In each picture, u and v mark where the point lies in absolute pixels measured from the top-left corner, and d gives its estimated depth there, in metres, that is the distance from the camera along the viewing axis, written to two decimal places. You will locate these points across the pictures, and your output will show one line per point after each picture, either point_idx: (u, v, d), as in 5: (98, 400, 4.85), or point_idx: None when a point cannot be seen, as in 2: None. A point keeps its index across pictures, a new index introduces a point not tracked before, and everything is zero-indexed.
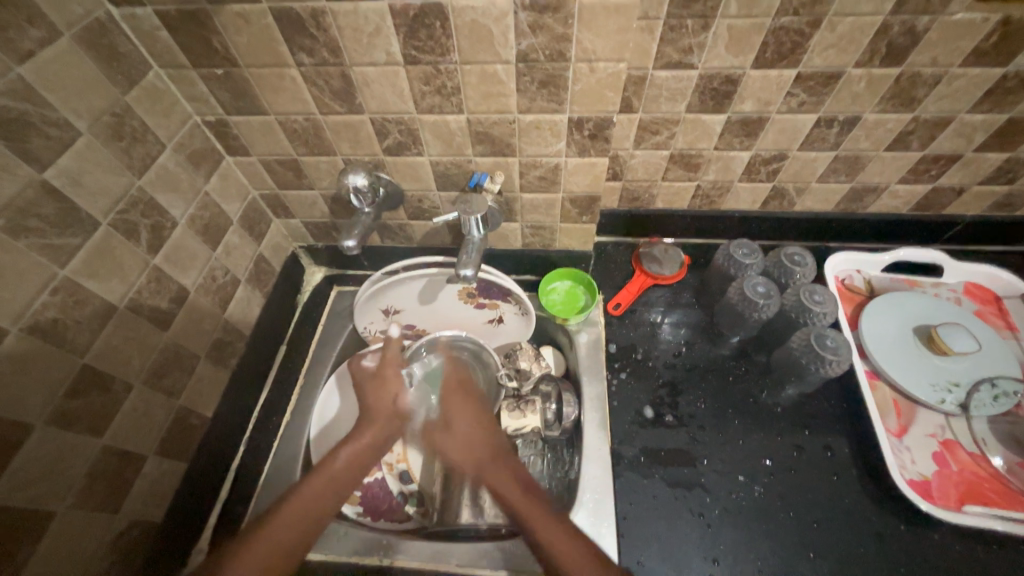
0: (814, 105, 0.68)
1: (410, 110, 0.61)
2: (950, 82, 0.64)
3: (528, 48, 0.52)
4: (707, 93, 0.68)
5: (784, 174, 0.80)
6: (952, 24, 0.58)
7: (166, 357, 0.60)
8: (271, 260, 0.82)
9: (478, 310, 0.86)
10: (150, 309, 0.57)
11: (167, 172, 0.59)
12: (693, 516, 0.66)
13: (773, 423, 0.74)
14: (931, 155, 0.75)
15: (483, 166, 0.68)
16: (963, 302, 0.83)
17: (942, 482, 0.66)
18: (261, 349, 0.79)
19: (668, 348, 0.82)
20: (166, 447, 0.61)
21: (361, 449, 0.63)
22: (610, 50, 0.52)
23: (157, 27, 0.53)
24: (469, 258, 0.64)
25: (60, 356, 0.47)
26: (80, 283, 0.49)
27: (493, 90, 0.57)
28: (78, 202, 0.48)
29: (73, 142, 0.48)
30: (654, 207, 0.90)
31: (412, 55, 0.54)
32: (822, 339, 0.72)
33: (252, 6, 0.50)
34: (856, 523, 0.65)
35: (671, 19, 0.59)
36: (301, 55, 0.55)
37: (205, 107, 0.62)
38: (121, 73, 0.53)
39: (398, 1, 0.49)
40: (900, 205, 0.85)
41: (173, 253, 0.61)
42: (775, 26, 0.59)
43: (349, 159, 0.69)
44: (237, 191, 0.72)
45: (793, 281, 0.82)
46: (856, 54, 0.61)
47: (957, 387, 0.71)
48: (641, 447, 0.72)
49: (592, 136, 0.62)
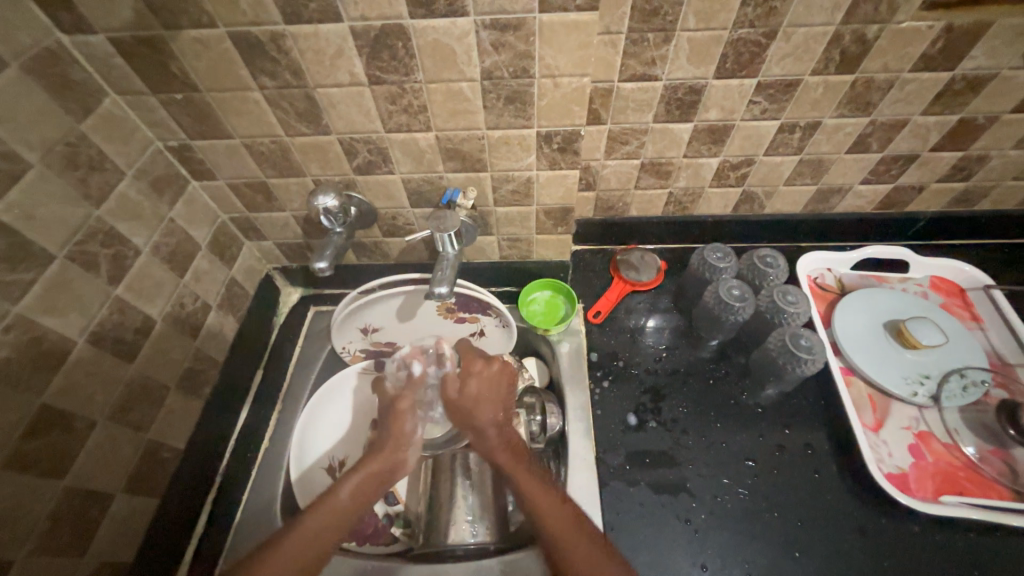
0: (776, 112, 0.70)
1: (378, 129, 0.60)
2: (902, 87, 0.67)
3: (492, 66, 0.53)
4: (673, 102, 0.69)
5: (753, 178, 0.82)
6: (899, 32, 0.60)
7: (133, 389, 0.58)
8: (244, 284, 0.80)
9: (458, 324, 0.85)
10: (114, 342, 0.55)
11: (128, 200, 0.58)
12: (679, 522, 0.66)
13: (754, 423, 0.75)
14: (891, 156, 0.77)
15: (455, 182, 0.68)
16: (930, 296, 0.86)
17: (919, 473, 0.68)
18: (236, 375, 0.77)
19: (649, 354, 0.83)
20: (135, 483, 0.59)
21: (365, 480, 0.63)
22: (573, 66, 0.53)
23: (112, 54, 0.52)
24: (444, 274, 0.63)
25: (14, 396, 0.45)
26: (34, 320, 0.47)
27: (460, 107, 0.57)
28: (31, 236, 0.47)
29: (24, 175, 0.46)
30: (629, 215, 0.90)
31: (376, 75, 0.54)
32: (797, 338, 0.73)
33: (210, 31, 0.49)
34: (838, 519, 0.66)
35: (633, 33, 0.60)
36: (263, 78, 0.54)
37: (167, 133, 0.61)
38: (75, 101, 0.51)
39: (359, 24, 0.49)
40: (865, 204, 0.88)
41: (137, 282, 0.59)
42: (733, 38, 0.60)
43: (319, 179, 0.68)
44: (205, 216, 0.71)
45: (767, 283, 0.83)
46: (811, 63, 0.63)
47: (928, 379, 0.73)
48: (626, 454, 0.72)
49: (561, 149, 0.63)
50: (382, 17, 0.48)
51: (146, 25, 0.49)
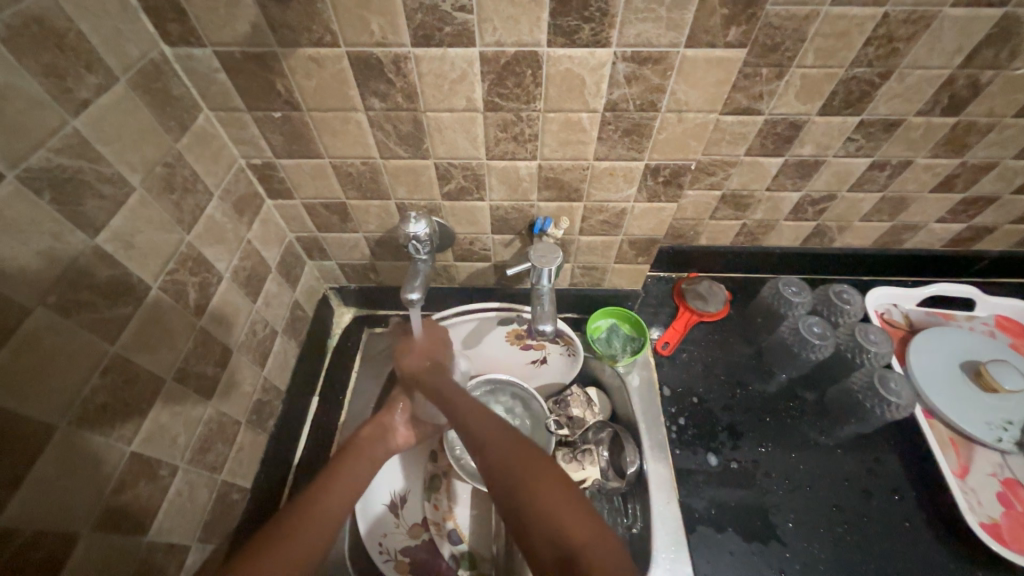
0: (870, 150, 0.69)
1: (480, 156, 0.57)
2: (1001, 131, 0.66)
3: (619, 98, 0.50)
4: (770, 137, 0.67)
5: (830, 213, 0.81)
6: (1013, 78, 0.59)
7: (210, 429, 0.54)
8: (305, 306, 0.76)
9: (523, 351, 0.83)
10: (197, 377, 0.52)
11: (214, 223, 0.54)
12: (774, 572, 0.64)
13: (837, 467, 0.73)
14: (971, 197, 0.77)
15: (546, 211, 0.65)
16: (997, 335, 0.85)
17: (1011, 523, 0.66)
18: (297, 404, 0.73)
19: (722, 389, 0.80)
20: (209, 530, 0.54)
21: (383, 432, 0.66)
22: (704, 102, 0.50)
23: (216, 69, 0.48)
24: (543, 310, 0.62)
25: (107, 445, 0.41)
26: (130, 359, 0.43)
27: (573, 138, 0.55)
28: (129, 267, 0.43)
29: (126, 201, 0.42)
30: (697, 243, 0.88)
31: (494, 102, 0.51)
32: (886, 380, 0.72)
33: (329, 50, 0.46)
34: (935, 572, 0.65)
35: (747, 67, 0.58)
36: (372, 99, 0.51)
37: (252, 150, 0.57)
38: (173, 118, 0.48)
39: (492, 49, 0.46)
40: (934, 241, 0.87)
41: (218, 311, 0.55)
42: (847, 76, 0.59)
43: (403, 203, 0.64)
44: (276, 236, 0.66)
45: (843, 319, 0.82)
46: (918, 104, 0.62)
47: (1011, 425, 0.72)
48: (711, 499, 0.70)
49: (665, 182, 0.60)
50: (518, 44, 0.45)
51: (262, 42, 0.45)
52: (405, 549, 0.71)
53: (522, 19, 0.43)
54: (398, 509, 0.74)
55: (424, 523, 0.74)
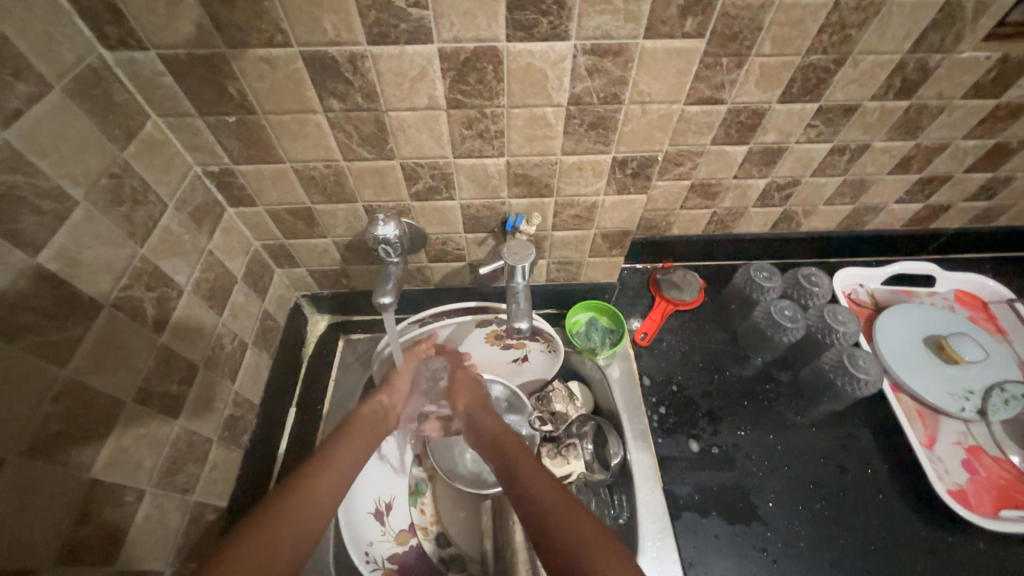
0: (830, 135, 0.71)
1: (446, 155, 0.56)
2: (951, 113, 0.69)
3: (582, 91, 0.50)
4: (733, 126, 0.68)
5: (795, 199, 0.83)
6: (959, 61, 0.62)
7: (179, 449, 0.52)
8: (276, 316, 0.73)
9: (504, 350, 0.82)
10: (160, 396, 0.49)
11: (170, 235, 0.51)
12: (757, 552, 0.66)
13: (813, 445, 0.75)
14: (927, 177, 0.80)
15: (517, 207, 0.65)
16: (956, 309, 0.89)
17: (976, 489, 0.70)
18: (272, 418, 0.71)
19: (701, 376, 0.82)
20: (184, 554, 0.52)
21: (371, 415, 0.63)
22: (666, 93, 0.51)
23: (161, 73, 0.46)
24: (519, 308, 0.62)
25: (66, 475, 0.39)
26: (84, 382, 0.41)
27: (540, 133, 0.54)
28: (77, 285, 0.41)
29: (69, 216, 0.40)
30: (670, 233, 0.89)
31: (456, 99, 0.50)
32: (855, 358, 0.74)
33: (281, 51, 0.44)
34: (908, 540, 0.67)
35: (707, 57, 0.58)
36: (331, 100, 0.49)
37: (208, 157, 0.55)
38: (118, 126, 0.45)
39: (450, 45, 0.45)
40: (894, 221, 0.90)
41: (180, 327, 0.53)
42: (804, 64, 0.60)
43: (371, 206, 0.63)
44: (240, 245, 0.64)
45: (813, 301, 0.85)
46: (873, 89, 0.64)
47: (972, 395, 0.75)
48: (694, 484, 0.71)
49: (633, 174, 0.60)
50: (477, 40, 0.45)
51: (208, 43, 0.43)
52: (392, 557, 0.70)
53: (479, 13, 0.43)
54: (383, 516, 0.73)
55: (411, 528, 0.73)
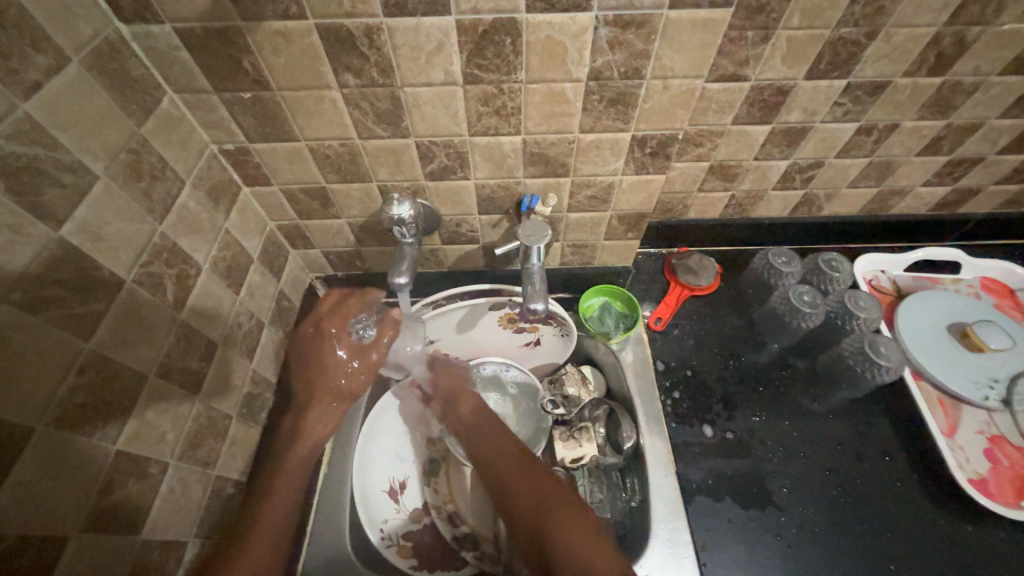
0: (857, 114, 0.68)
1: (462, 133, 0.55)
2: (987, 90, 0.66)
3: (602, 66, 0.49)
4: (756, 104, 0.66)
5: (818, 181, 0.80)
6: (999, 34, 0.59)
7: (200, 424, 0.53)
8: (291, 297, 0.74)
9: (517, 334, 0.82)
10: (181, 372, 0.50)
11: (188, 213, 0.52)
12: (771, 536, 0.66)
13: (830, 432, 0.74)
14: (957, 158, 0.77)
15: (533, 188, 0.64)
16: (982, 296, 0.86)
17: (998, 478, 0.68)
18: (289, 397, 0.71)
19: (716, 361, 0.81)
20: (206, 525, 0.54)
21: (298, 438, 0.61)
22: (689, 67, 0.49)
23: (177, 47, 0.45)
24: (535, 288, 0.61)
25: (91, 446, 0.40)
26: (107, 356, 0.41)
27: (558, 109, 0.53)
28: (99, 259, 0.41)
29: (90, 190, 0.40)
30: (686, 217, 0.87)
31: (473, 74, 0.49)
32: (876, 344, 0.72)
33: (296, 23, 0.44)
34: (926, 528, 0.66)
35: (732, 31, 0.56)
36: (346, 75, 0.49)
37: (224, 134, 0.54)
38: (135, 101, 0.45)
39: (468, 17, 0.44)
40: (920, 205, 0.87)
41: (199, 304, 0.53)
42: (834, 37, 0.57)
43: (385, 185, 0.62)
44: (256, 225, 0.64)
45: (833, 286, 0.83)
46: (905, 64, 0.61)
47: (997, 383, 0.73)
48: (708, 469, 0.71)
49: (653, 154, 0.59)
50: (495, 11, 0.43)
51: (223, 15, 0.43)
52: (406, 535, 0.71)
53: None
54: (397, 496, 0.73)
55: (425, 507, 0.74)
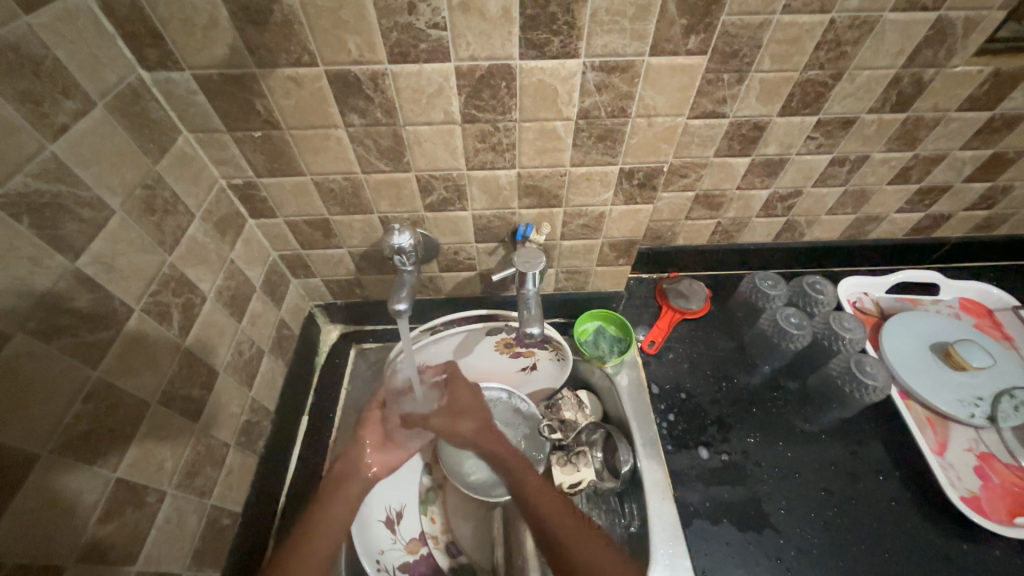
0: (829, 147, 0.73)
1: (460, 167, 0.59)
2: (947, 124, 0.71)
3: (591, 106, 0.52)
4: (736, 138, 0.70)
5: (798, 209, 0.84)
6: (953, 75, 0.64)
7: (199, 453, 0.53)
8: (291, 325, 0.75)
9: (513, 359, 0.83)
10: (182, 400, 0.51)
11: (196, 244, 0.54)
12: (770, 560, 0.65)
13: (823, 453, 0.75)
14: (926, 187, 0.82)
15: (527, 217, 0.67)
16: (962, 316, 0.89)
17: (990, 496, 0.69)
18: (286, 425, 0.72)
19: (709, 383, 0.82)
20: (200, 557, 0.53)
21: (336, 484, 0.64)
22: (671, 106, 0.53)
23: (194, 91, 0.48)
24: (531, 314, 0.64)
25: (92, 473, 0.40)
26: (113, 383, 0.42)
27: (550, 145, 0.57)
28: (111, 289, 0.43)
29: (106, 223, 0.42)
30: (675, 243, 0.91)
31: (471, 114, 0.53)
32: (862, 364, 0.75)
33: (307, 70, 0.47)
34: (923, 549, 0.67)
35: (709, 73, 0.61)
36: (352, 116, 0.52)
37: (233, 170, 0.57)
38: (151, 140, 0.48)
39: (466, 63, 0.48)
40: (896, 230, 0.91)
41: (203, 332, 0.54)
42: (803, 78, 0.62)
43: (386, 216, 0.65)
44: (260, 255, 0.66)
45: (818, 308, 0.86)
46: (870, 102, 0.66)
47: (981, 401, 0.75)
48: (705, 492, 0.71)
49: (640, 185, 0.63)
50: (492, 58, 0.47)
51: (240, 63, 0.46)
52: (402, 566, 0.70)
53: (495, 34, 0.45)
54: (394, 525, 0.73)
55: (422, 537, 0.73)
